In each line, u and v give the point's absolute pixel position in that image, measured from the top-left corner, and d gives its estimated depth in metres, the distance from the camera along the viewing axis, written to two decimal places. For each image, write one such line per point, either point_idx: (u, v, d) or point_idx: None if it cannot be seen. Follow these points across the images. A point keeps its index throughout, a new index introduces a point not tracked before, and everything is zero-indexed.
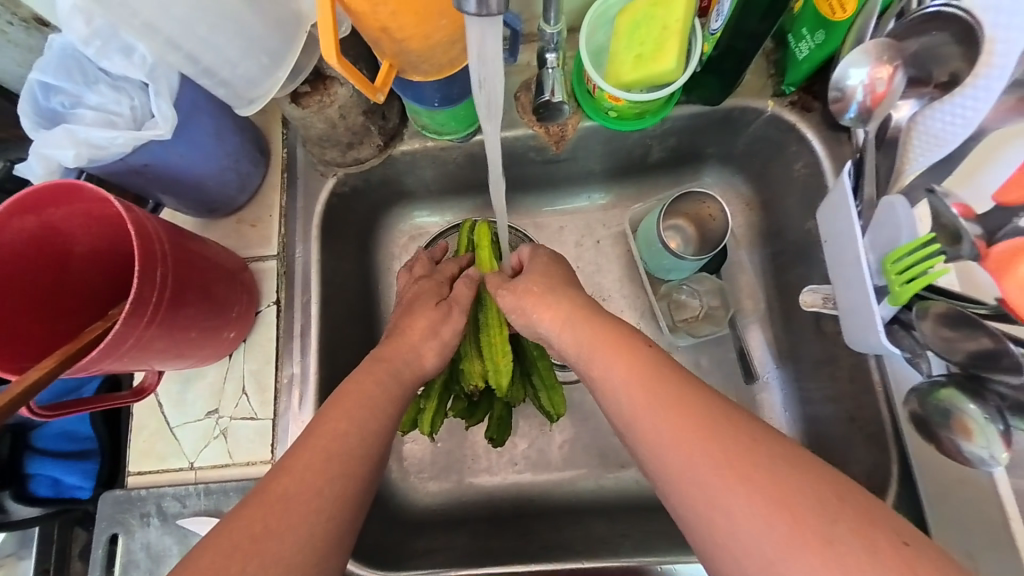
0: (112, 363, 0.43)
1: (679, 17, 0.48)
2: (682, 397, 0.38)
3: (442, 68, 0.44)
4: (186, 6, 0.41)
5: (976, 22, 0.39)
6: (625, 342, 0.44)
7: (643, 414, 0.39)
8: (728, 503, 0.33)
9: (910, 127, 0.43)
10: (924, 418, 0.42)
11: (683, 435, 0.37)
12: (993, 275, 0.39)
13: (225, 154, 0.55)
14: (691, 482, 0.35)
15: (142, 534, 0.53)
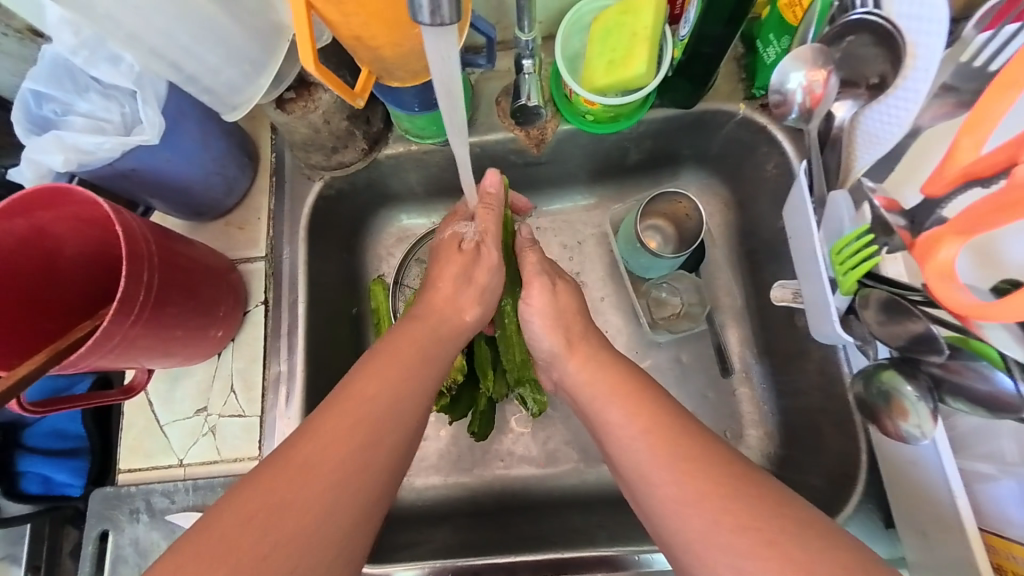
0: (99, 360, 0.45)
1: (647, 24, 0.50)
2: (682, 436, 0.41)
3: (418, 75, 0.46)
4: (169, 18, 0.42)
5: (894, 28, 0.41)
6: (633, 382, 0.47)
7: (642, 450, 0.42)
8: (712, 538, 0.36)
9: (852, 126, 0.46)
10: (867, 401, 0.44)
11: (677, 474, 0.39)
12: (917, 260, 0.38)
13: (212, 159, 0.56)
14: (682, 518, 0.38)
15: (131, 530, 0.54)
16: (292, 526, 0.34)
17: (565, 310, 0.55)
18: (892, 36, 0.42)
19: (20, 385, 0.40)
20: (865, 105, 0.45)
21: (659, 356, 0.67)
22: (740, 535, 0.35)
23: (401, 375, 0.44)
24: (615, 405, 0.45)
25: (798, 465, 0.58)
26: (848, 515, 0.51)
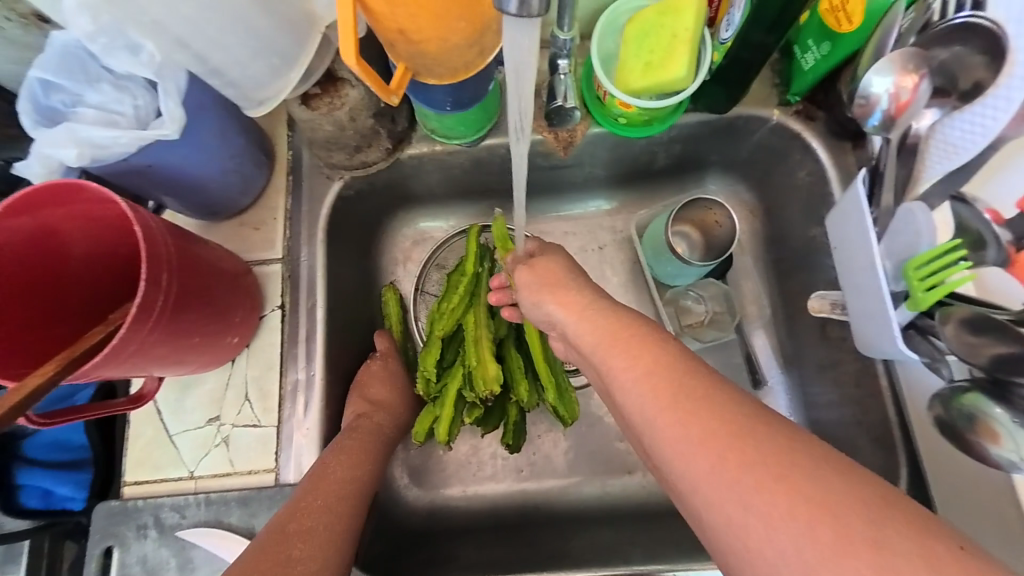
0: (113, 369, 0.42)
1: (689, 25, 0.49)
2: (704, 396, 0.37)
3: (457, 72, 0.43)
4: (196, 6, 0.40)
5: (1000, 31, 0.39)
6: (639, 337, 0.43)
7: (659, 419, 0.38)
8: (757, 510, 0.32)
9: (928, 136, 0.44)
10: (950, 423, 0.43)
11: (702, 441, 0.35)
12: (1021, 281, 0.39)
13: (229, 156, 0.54)
14: (717, 488, 0.34)
15: (138, 547, 0.51)
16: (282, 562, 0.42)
17: (545, 275, 0.52)
18: (997, 39, 0.39)
19: (30, 399, 0.37)
20: (951, 114, 0.42)
21: None
22: (788, 515, 0.31)
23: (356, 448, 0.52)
24: (624, 369, 0.42)
25: None
26: None
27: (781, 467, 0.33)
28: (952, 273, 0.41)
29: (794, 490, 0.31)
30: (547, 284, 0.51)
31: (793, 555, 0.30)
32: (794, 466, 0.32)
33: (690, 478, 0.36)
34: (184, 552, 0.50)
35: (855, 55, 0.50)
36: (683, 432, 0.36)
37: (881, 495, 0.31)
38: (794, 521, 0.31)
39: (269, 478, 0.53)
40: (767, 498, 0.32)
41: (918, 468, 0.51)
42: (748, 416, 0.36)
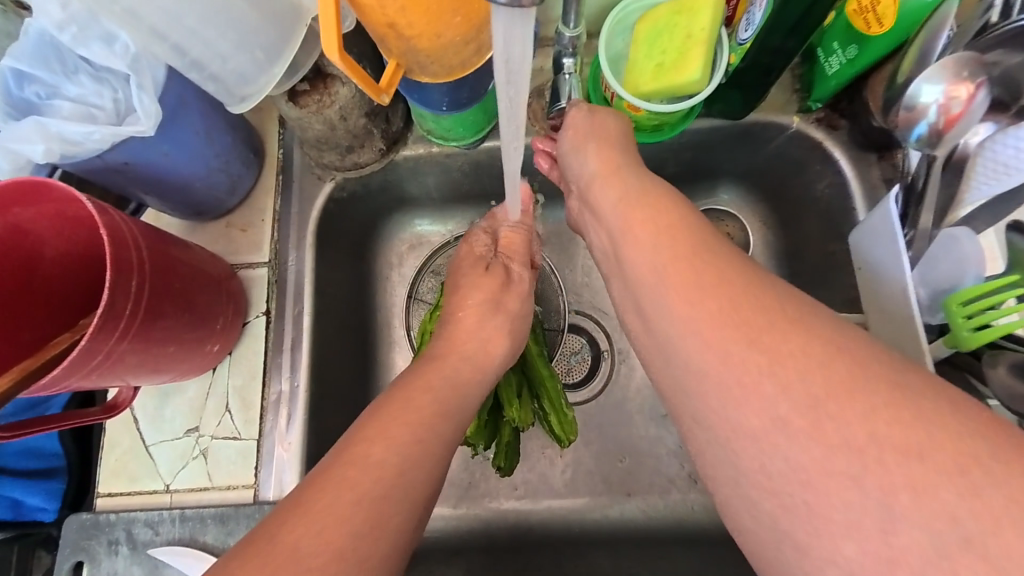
0: (77, 381, 0.39)
1: (705, 25, 0.45)
2: (733, 283, 0.33)
3: (453, 70, 0.40)
4: None
5: None
6: (662, 213, 0.39)
7: (660, 288, 0.36)
8: (754, 392, 0.30)
9: (977, 152, 0.41)
10: None
11: (704, 304, 0.33)
12: None
13: (214, 154, 0.51)
14: (714, 365, 0.32)
15: (109, 563, 0.49)
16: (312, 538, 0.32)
17: (600, 128, 0.46)
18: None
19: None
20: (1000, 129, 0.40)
21: None
22: (797, 401, 0.29)
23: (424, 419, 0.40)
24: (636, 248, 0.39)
25: None
26: None
27: (775, 336, 0.31)
28: (1001, 306, 0.38)
29: (781, 355, 0.30)
30: (588, 139, 0.46)
31: (777, 428, 0.29)
32: (830, 351, 0.29)
33: (680, 345, 0.34)
34: (156, 571, 0.48)
35: (884, 60, 0.46)
36: (681, 297, 0.34)
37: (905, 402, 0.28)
38: (779, 404, 0.29)
39: (248, 494, 0.50)
40: (744, 365, 0.31)
41: None
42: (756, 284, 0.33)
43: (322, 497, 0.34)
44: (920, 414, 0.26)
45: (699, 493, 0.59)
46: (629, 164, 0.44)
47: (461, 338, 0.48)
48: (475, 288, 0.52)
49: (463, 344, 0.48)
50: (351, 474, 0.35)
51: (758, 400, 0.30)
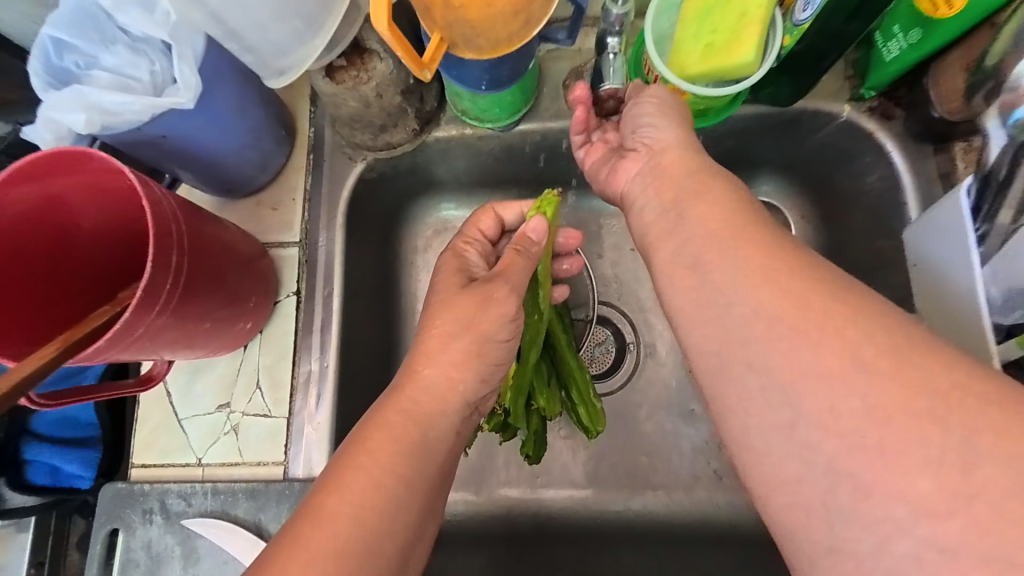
0: (118, 354, 0.40)
1: (761, 2, 0.43)
2: (799, 276, 0.31)
3: (499, 44, 0.38)
4: None
5: None
6: (708, 190, 0.38)
7: (713, 256, 0.34)
8: (812, 385, 0.28)
9: None
10: None
11: (754, 280, 0.32)
12: None
13: (248, 131, 0.50)
14: (769, 353, 0.30)
15: (143, 532, 0.49)
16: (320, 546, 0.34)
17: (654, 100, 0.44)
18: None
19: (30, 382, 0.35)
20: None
21: None
22: (861, 397, 0.27)
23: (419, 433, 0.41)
24: (680, 224, 0.38)
25: None
26: None
27: (830, 308, 0.30)
28: None
29: (836, 329, 0.29)
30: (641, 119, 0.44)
31: (839, 428, 0.27)
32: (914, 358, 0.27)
33: (732, 308, 0.32)
34: (189, 542, 0.49)
35: (951, 45, 0.43)
36: (736, 269, 0.33)
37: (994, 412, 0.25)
38: (838, 380, 0.28)
39: (278, 471, 0.51)
40: (799, 339, 0.29)
41: None
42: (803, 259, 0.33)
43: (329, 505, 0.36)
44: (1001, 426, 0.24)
45: (724, 490, 0.58)
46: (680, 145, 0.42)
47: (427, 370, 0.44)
48: (450, 308, 0.46)
49: (424, 383, 0.44)
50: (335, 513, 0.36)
51: (813, 371, 0.29)
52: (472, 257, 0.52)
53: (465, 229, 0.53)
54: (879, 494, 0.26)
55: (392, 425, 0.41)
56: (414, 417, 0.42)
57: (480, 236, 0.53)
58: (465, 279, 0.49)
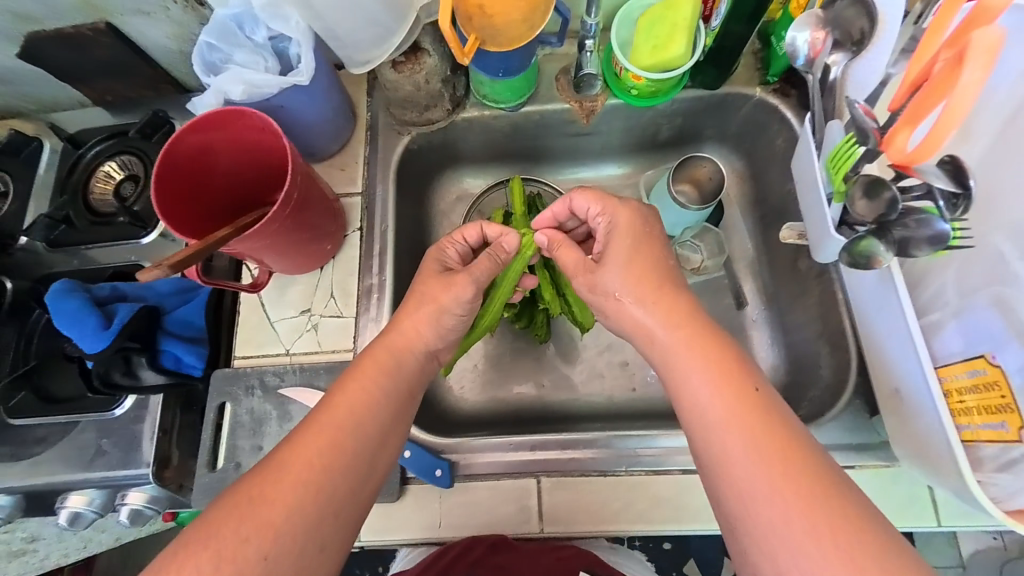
0: (257, 242, 0.58)
1: (686, 16, 0.61)
2: (736, 378, 0.47)
3: (512, 41, 0.58)
4: None
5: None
6: (673, 294, 0.54)
7: (693, 364, 0.49)
8: (729, 448, 0.44)
9: (844, 78, 0.50)
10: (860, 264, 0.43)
11: (711, 372, 0.48)
12: (885, 146, 0.41)
13: (331, 108, 0.70)
14: (705, 422, 0.47)
15: (247, 401, 0.66)
16: (291, 491, 0.46)
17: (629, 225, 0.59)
18: (868, 7, 0.48)
19: (209, 248, 0.52)
20: (853, 58, 0.49)
21: None
22: (758, 461, 0.43)
23: (374, 398, 0.53)
24: (644, 321, 0.54)
25: (798, 386, 0.70)
26: (838, 412, 0.63)
27: (762, 409, 0.45)
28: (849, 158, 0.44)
29: (762, 426, 0.44)
30: (610, 220, 0.60)
31: (744, 479, 0.43)
32: (793, 441, 0.44)
33: (691, 382, 0.49)
34: (283, 406, 0.65)
35: None
36: (701, 374, 0.48)
37: (828, 480, 0.42)
38: (755, 445, 0.44)
39: (348, 355, 0.68)
40: (735, 419, 0.45)
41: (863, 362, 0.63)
42: (750, 367, 0.49)
43: (293, 462, 0.47)
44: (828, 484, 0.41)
45: None
46: (630, 246, 0.57)
47: (405, 326, 0.59)
48: (428, 299, 0.60)
49: (401, 333, 0.58)
50: (317, 422, 0.50)
51: (724, 423, 0.45)
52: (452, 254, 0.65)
53: (449, 234, 0.67)
54: (755, 508, 0.42)
55: (375, 359, 0.56)
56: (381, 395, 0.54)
57: (461, 240, 0.67)
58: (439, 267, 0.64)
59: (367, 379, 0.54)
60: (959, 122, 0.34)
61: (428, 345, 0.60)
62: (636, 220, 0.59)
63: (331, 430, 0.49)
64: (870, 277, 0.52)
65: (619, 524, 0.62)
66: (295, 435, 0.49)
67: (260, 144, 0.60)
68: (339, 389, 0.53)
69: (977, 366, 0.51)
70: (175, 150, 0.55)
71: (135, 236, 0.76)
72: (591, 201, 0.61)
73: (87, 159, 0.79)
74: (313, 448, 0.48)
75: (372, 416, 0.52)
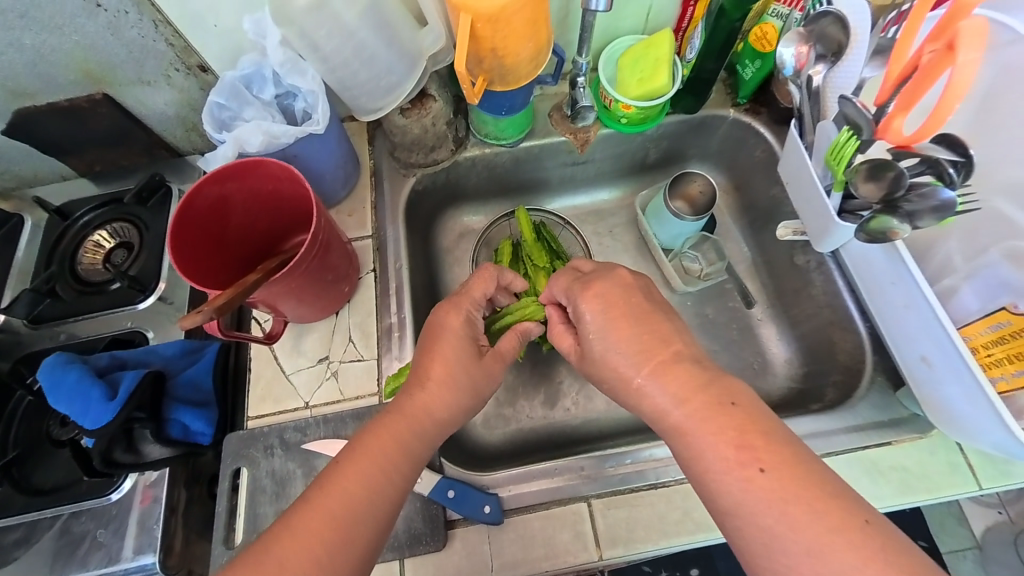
0: (282, 285, 0.56)
1: (666, 52, 0.68)
2: (753, 435, 0.42)
3: (519, 79, 0.64)
4: (344, 41, 0.58)
5: (839, 13, 0.51)
6: (675, 365, 0.48)
7: (711, 444, 0.43)
8: (753, 514, 0.40)
9: (826, 86, 0.55)
10: (876, 240, 0.49)
11: (729, 446, 0.42)
12: (880, 135, 0.47)
13: (340, 156, 0.71)
14: (724, 486, 0.42)
15: (267, 463, 0.61)
16: None
17: (609, 298, 0.52)
18: (847, 23, 0.51)
19: (242, 294, 0.51)
20: (834, 66, 0.54)
21: (692, 305, 0.81)
22: (792, 527, 0.39)
23: (366, 476, 0.46)
24: (645, 399, 0.48)
25: (818, 374, 0.72)
26: (864, 391, 0.65)
27: (795, 478, 0.40)
28: (848, 152, 0.49)
29: (802, 504, 0.39)
30: (589, 283, 0.54)
31: (781, 544, 0.39)
32: (830, 498, 0.39)
33: (699, 443, 0.44)
34: (308, 462, 0.60)
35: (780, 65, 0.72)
36: (721, 449, 0.43)
37: (876, 540, 0.37)
38: (793, 525, 0.39)
39: (373, 399, 0.64)
40: (769, 499, 0.40)
41: (878, 341, 0.66)
42: (779, 434, 0.43)
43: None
44: (881, 547, 0.37)
45: None
46: (616, 299, 0.52)
47: (426, 398, 0.52)
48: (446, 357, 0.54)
49: (422, 408, 0.52)
50: (319, 506, 0.44)
51: (749, 490, 0.40)
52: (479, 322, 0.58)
53: (470, 297, 0.58)
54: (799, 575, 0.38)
55: (389, 435, 0.49)
56: (367, 488, 0.46)
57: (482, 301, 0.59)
58: (477, 349, 0.55)
59: (347, 471, 0.46)
60: (960, 100, 0.39)
61: (455, 414, 0.53)
62: (604, 293, 0.52)
63: (334, 521, 0.43)
64: (876, 253, 0.56)
65: (679, 536, 0.58)
66: (290, 513, 0.44)
67: (279, 194, 0.60)
68: (341, 472, 0.46)
69: (999, 319, 0.53)
70: (193, 203, 0.55)
71: (132, 301, 0.71)
72: (560, 285, 0.57)
73: (77, 228, 0.75)
74: (317, 535, 0.42)
75: (383, 501, 0.46)
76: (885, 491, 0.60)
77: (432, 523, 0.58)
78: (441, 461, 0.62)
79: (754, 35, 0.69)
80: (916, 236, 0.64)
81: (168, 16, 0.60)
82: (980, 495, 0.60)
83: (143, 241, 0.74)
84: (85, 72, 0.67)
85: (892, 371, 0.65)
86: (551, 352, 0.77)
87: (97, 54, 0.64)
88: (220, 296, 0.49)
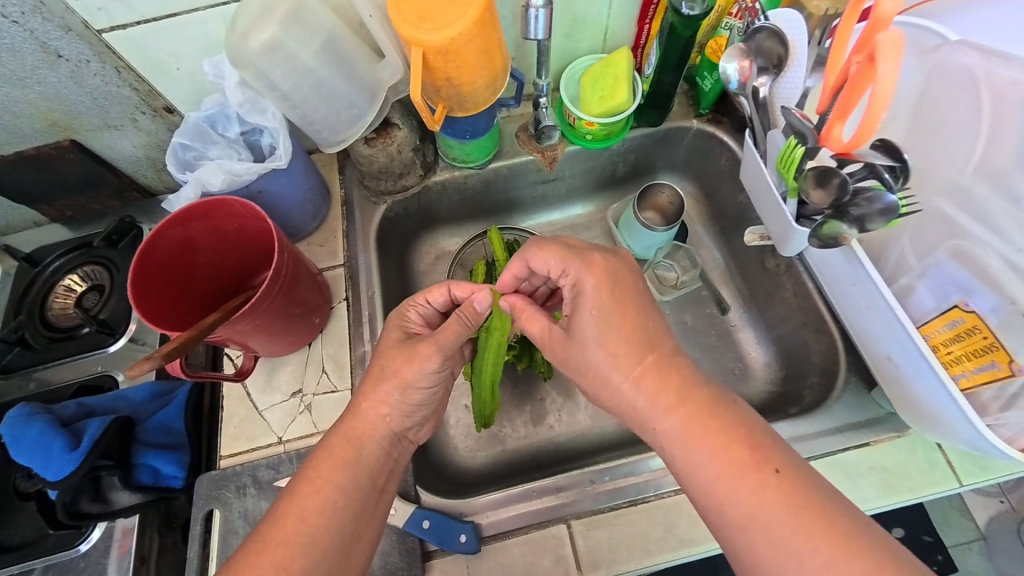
0: (246, 324, 0.55)
1: (623, 70, 0.70)
2: (816, 509, 0.41)
3: (478, 105, 0.65)
4: (300, 79, 0.59)
5: (775, 27, 0.53)
6: (710, 411, 0.46)
7: (771, 512, 0.41)
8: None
9: (772, 97, 0.56)
10: (827, 246, 0.51)
11: (789, 524, 0.40)
12: (823, 142, 0.49)
13: (307, 188, 0.72)
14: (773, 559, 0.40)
15: (240, 504, 0.59)
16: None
17: (620, 300, 0.51)
18: (783, 36, 0.53)
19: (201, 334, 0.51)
20: (777, 78, 0.55)
21: (668, 315, 0.81)
22: None
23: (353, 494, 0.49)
24: (702, 445, 0.44)
25: (796, 377, 0.72)
26: (841, 393, 0.65)
27: (862, 551, 0.38)
28: (795, 159, 0.50)
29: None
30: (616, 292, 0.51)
31: None
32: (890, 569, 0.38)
33: (733, 506, 0.42)
34: None
35: None
36: (772, 511, 0.41)
37: None
38: None
39: None
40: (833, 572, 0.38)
41: (848, 340, 0.67)
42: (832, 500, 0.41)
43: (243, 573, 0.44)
44: None
45: None
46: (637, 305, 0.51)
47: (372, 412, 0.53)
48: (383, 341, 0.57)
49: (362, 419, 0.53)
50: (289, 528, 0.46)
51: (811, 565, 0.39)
52: (413, 316, 0.60)
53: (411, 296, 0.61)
54: None
55: (339, 456, 0.51)
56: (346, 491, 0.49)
57: (425, 302, 0.60)
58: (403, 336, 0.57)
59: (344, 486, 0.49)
60: (886, 107, 0.40)
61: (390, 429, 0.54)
62: (608, 271, 0.53)
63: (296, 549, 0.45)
64: (836, 256, 0.56)
65: (663, 554, 0.57)
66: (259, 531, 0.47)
67: (244, 231, 0.60)
68: (306, 482, 0.49)
69: (954, 316, 0.55)
70: (156, 244, 0.55)
71: (103, 345, 0.71)
72: (549, 255, 0.55)
73: (47, 274, 0.75)
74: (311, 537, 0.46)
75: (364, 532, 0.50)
76: (864, 494, 0.59)
77: (409, 556, 0.57)
78: (418, 490, 0.61)
79: (709, 49, 0.71)
80: (870, 237, 0.65)
81: (129, 62, 0.61)
82: (962, 492, 0.59)
83: (115, 283, 0.73)
84: (50, 121, 0.68)
85: (866, 371, 0.65)
86: (529, 371, 0.76)
87: (61, 103, 0.65)
88: (171, 341, 0.49)
